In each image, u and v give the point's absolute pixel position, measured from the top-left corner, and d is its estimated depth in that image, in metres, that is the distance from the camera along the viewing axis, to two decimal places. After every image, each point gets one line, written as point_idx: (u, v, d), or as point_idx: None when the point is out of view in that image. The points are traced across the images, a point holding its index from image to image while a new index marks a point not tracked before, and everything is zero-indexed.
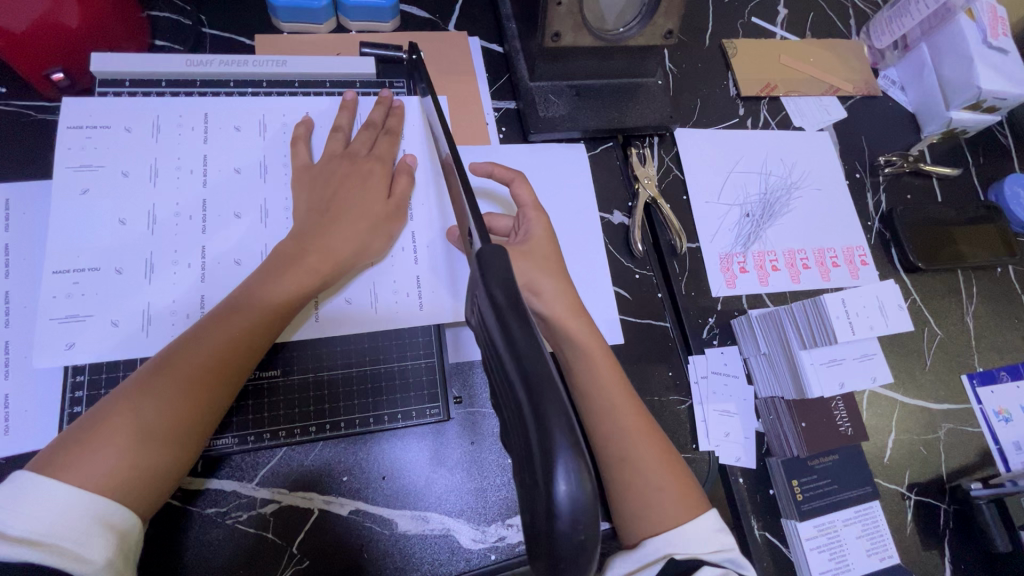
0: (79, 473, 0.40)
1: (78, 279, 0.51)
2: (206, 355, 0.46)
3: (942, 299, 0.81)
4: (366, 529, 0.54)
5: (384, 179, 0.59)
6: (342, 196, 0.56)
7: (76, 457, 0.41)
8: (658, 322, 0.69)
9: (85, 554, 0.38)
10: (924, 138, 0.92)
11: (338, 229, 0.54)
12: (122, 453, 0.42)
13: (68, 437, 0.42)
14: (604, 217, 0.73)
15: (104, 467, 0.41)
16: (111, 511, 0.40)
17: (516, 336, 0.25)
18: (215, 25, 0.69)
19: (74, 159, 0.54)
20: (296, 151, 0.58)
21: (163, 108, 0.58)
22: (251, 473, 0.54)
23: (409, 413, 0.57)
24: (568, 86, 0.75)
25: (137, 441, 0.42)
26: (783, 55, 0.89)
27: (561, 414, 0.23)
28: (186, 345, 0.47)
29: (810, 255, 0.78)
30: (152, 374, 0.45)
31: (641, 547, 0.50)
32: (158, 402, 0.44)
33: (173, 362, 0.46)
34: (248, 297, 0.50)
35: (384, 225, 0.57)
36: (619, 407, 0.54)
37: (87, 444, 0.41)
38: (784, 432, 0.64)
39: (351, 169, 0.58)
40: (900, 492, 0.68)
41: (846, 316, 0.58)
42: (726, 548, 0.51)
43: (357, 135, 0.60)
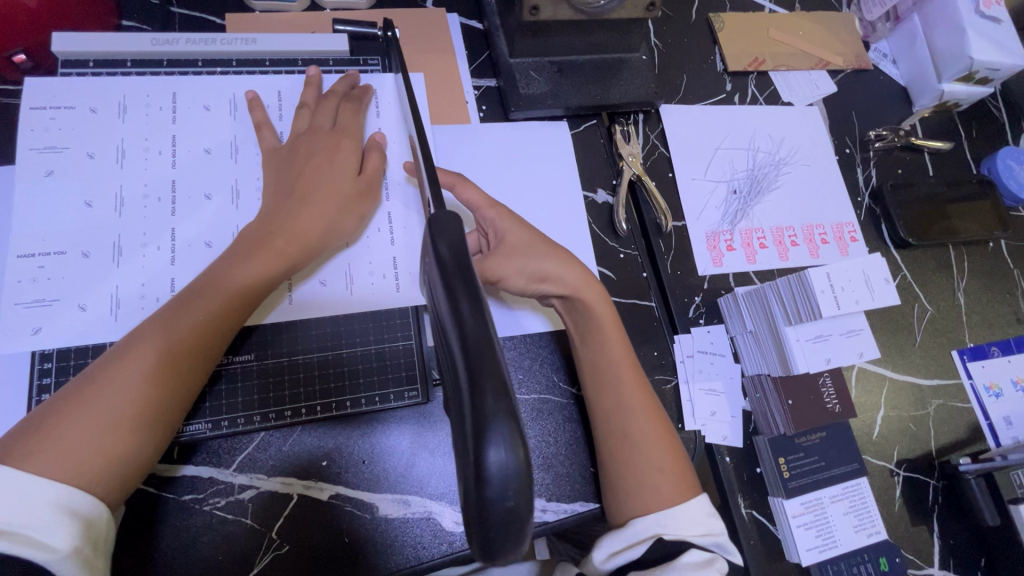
0: (43, 460, 0.39)
1: (45, 264, 0.50)
2: (173, 339, 0.45)
3: (932, 275, 0.80)
4: (346, 513, 0.54)
5: (356, 157, 0.57)
6: (312, 176, 0.54)
7: (38, 444, 0.40)
8: (643, 301, 0.68)
9: (51, 542, 0.37)
10: (916, 112, 0.90)
11: (308, 210, 0.53)
12: (88, 439, 0.41)
13: (29, 423, 0.41)
14: (588, 196, 0.72)
15: (69, 454, 0.40)
16: (76, 497, 0.40)
17: (460, 303, 0.25)
18: (183, 3, 0.67)
19: (38, 141, 0.53)
20: (264, 132, 0.57)
21: (129, 88, 0.56)
22: (228, 458, 0.53)
23: (387, 396, 0.56)
24: (549, 62, 0.73)
25: (103, 427, 0.41)
26: (771, 28, 0.87)
27: (497, 382, 0.23)
28: (151, 329, 0.46)
29: (798, 232, 0.77)
30: (114, 360, 0.44)
31: (630, 526, 0.50)
32: (123, 388, 0.43)
33: (138, 346, 0.44)
34: (216, 279, 0.49)
35: (356, 205, 0.56)
36: (626, 383, 0.56)
37: (50, 431, 0.40)
38: (770, 410, 0.63)
39: (320, 147, 0.56)
40: (888, 469, 0.68)
41: (831, 291, 0.57)
42: (716, 533, 0.52)
43: (327, 113, 0.58)
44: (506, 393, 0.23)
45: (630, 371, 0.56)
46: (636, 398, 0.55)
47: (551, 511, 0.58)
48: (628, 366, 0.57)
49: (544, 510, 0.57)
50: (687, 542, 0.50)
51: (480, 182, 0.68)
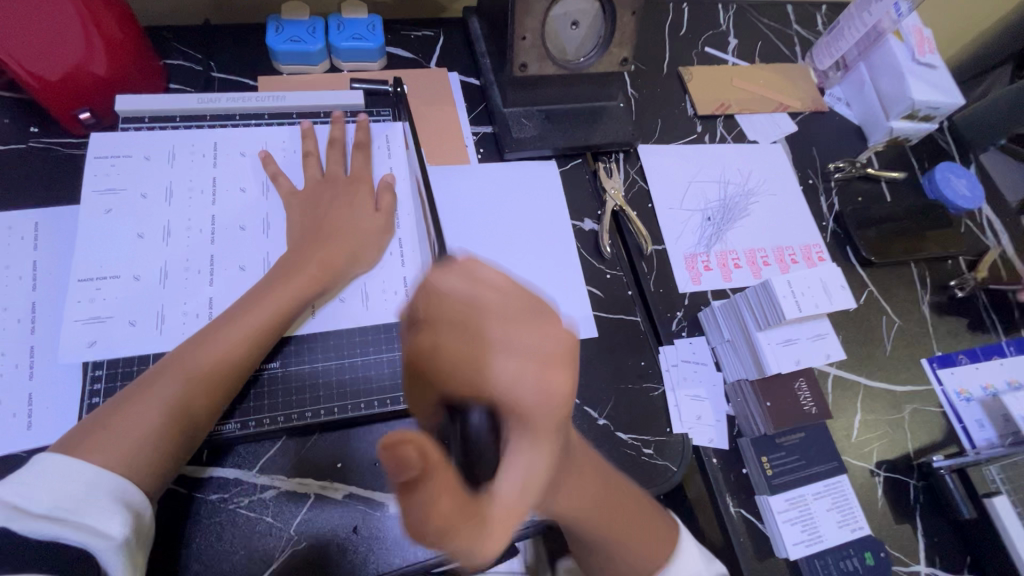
0: (101, 449, 0.46)
1: (102, 286, 0.57)
2: (215, 352, 0.52)
3: (898, 290, 0.87)
4: (358, 511, 0.58)
5: (368, 197, 0.66)
6: (335, 217, 0.63)
7: (98, 439, 0.47)
8: (629, 317, 0.74)
9: (104, 529, 0.43)
10: (870, 146, 1.00)
11: (334, 242, 0.61)
12: (135, 435, 0.47)
13: (92, 422, 0.48)
14: (576, 225, 0.80)
15: (119, 446, 0.46)
16: (126, 487, 0.45)
17: None
18: (222, 69, 0.78)
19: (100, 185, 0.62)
20: (280, 180, 0.65)
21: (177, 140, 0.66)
22: (252, 460, 0.58)
23: (397, 399, 0.61)
24: (538, 111, 0.83)
25: (153, 427, 0.48)
26: (735, 79, 0.99)
27: None
28: (196, 343, 0.52)
29: (769, 253, 0.85)
30: (171, 366, 0.51)
31: None
32: (168, 394, 0.49)
33: (185, 358, 0.51)
34: (254, 300, 0.56)
35: (371, 241, 0.63)
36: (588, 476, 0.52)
37: (107, 426, 0.47)
38: (751, 413, 0.69)
39: (336, 189, 0.65)
40: (868, 469, 0.72)
41: (793, 296, 0.64)
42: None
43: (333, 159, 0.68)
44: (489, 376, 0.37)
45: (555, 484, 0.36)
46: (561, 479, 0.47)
47: None
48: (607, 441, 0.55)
49: None
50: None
51: (479, 214, 0.76)
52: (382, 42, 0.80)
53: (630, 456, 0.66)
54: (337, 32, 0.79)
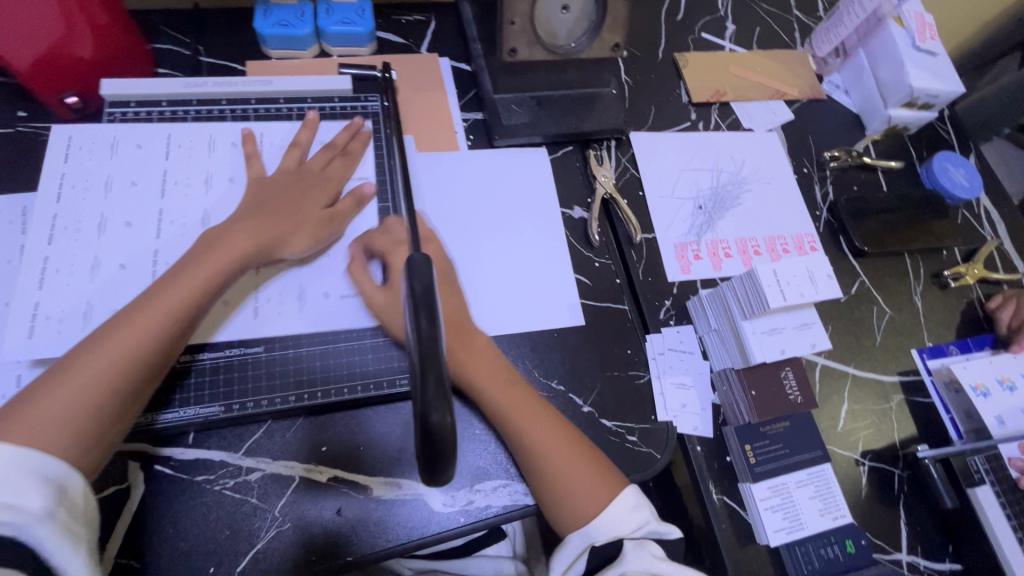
0: (19, 432, 0.46)
1: (75, 272, 0.59)
2: (137, 330, 0.52)
3: (890, 281, 0.86)
4: (342, 493, 0.59)
5: (347, 196, 0.66)
6: (288, 201, 0.63)
7: (18, 417, 0.46)
8: (617, 305, 0.74)
9: (22, 505, 0.43)
10: (868, 135, 0.98)
11: (270, 219, 0.60)
12: (57, 420, 0.47)
13: (18, 400, 0.48)
14: (565, 212, 0.79)
15: (42, 430, 0.46)
16: (48, 468, 0.45)
17: (421, 321, 0.33)
18: (211, 54, 0.78)
19: (77, 176, 0.63)
20: (252, 164, 0.66)
21: (153, 129, 0.66)
22: (238, 443, 0.59)
23: (379, 384, 0.62)
24: (529, 97, 0.83)
25: (67, 410, 0.48)
26: (731, 65, 0.97)
27: (436, 372, 0.31)
28: (110, 329, 0.52)
29: (760, 243, 0.84)
30: (83, 351, 0.51)
31: (568, 544, 0.58)
32: (87, 375, 0.49)
33: (107, 338, 0.51)
34: (162, 284, 0.55)
35: (319, 232, 0.63)
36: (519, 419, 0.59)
37: (20, 414, 0.47)
38: (736, 401, 0.69)
39: (313, 181, 0.65)
40: (853, 459, 0.72)
41: (778, 285, 0.63)
42: (647, 522, 0.59)
43: (321, 159, 0.68)
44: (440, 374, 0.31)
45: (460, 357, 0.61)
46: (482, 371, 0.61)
47: (531, 494, 0.62)
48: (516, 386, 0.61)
49: (526, 494, 0.62)
50: (620, 538, 0.58)
51: (467, 200, 0.76)
52: (372, 27, 0.79)
53: (614, 443, 0.66)
54: (325, 16, 0.78)
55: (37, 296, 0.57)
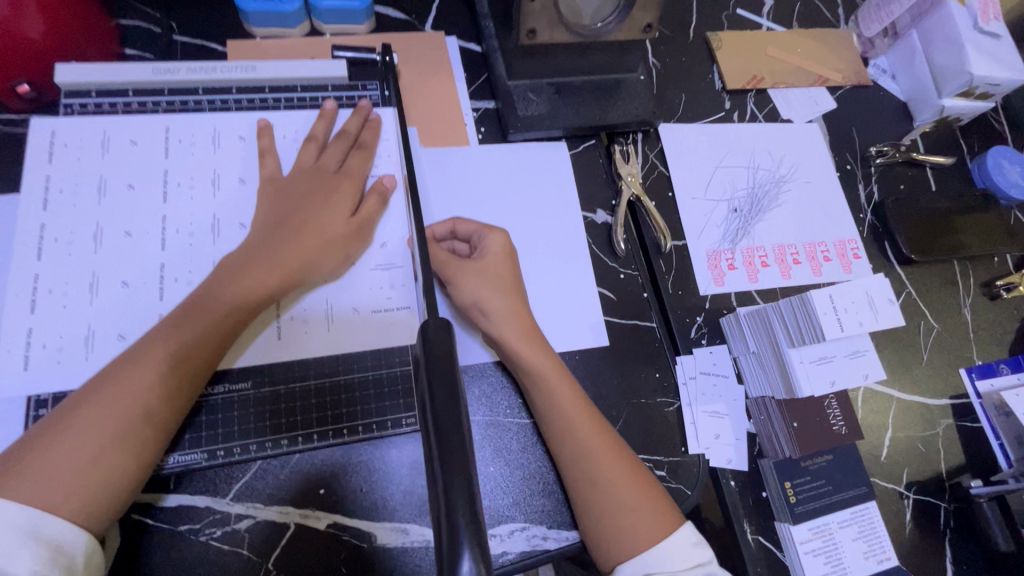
0: (29, 480, 0.39)
1: (71, 292, 0.51)
2: (148, 371, 0.45)
3: (938, 291, 0.79)
4: (344, 542, 0.53)
5: (353, 195, 0.57)
6: (302, 209, 0.55)
7: (14, 475, 0.39)
8: (645, 323, 0.67)
9: (10, 568, 0.37)
10: (917, 127, 0.90)
11: (299, 231, 0.53)
12: (70, 464, 0.41)
13: (10, 453, 0.41)
14: (587, 217, 0.71)
15: (52, 477, 0.40)
16: (51, 524, 0.39)
17: (438, 399, 0.27)
18: (185, 32, 0.68)
19: (65, 179, 0.54)
20: (266, 160, 0.58)
21: (115, 123, 0.57)
22: (225, 487, 0.52)
23: (384, 422, 0.55)
24: (547, 83, 0.73)
25: (91, 450, 0.41)
26: (769, 47, 0.87)
27: (465, 486, 0.24)
28: (113, 372, 0.45)
29: (800, 250, 0.76)
30: (103, 383, 0.44)
31: (615, 574, 0.50)
32: (111, 410, 0.43)
33: (116, 381, 0.44)
34: (196, 306, 0.49)
35: (342, 244, 0.55)
36: (569, 429, 0.55)
37: (32, 458, 0.40)
38: (775, 433, 0.62)
39: (316, 183, 0.56)
40: (897, 492, 0.67)
41: (834, 313, 0.56)
42: (706, 562, 0.52)
43: (334, 153, 0.59)
44: (473, 498, 0.24)
45: (516, 337, 0.57)
46: (542, 359, 0.57)
47: (552, 539, 0.56)
48: (573, 392, 0.56)
49: (546, 538, 0.56)
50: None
51: (478, 203, 0.68)
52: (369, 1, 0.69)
53: None
54: None
55: (31, 321, 0.50)
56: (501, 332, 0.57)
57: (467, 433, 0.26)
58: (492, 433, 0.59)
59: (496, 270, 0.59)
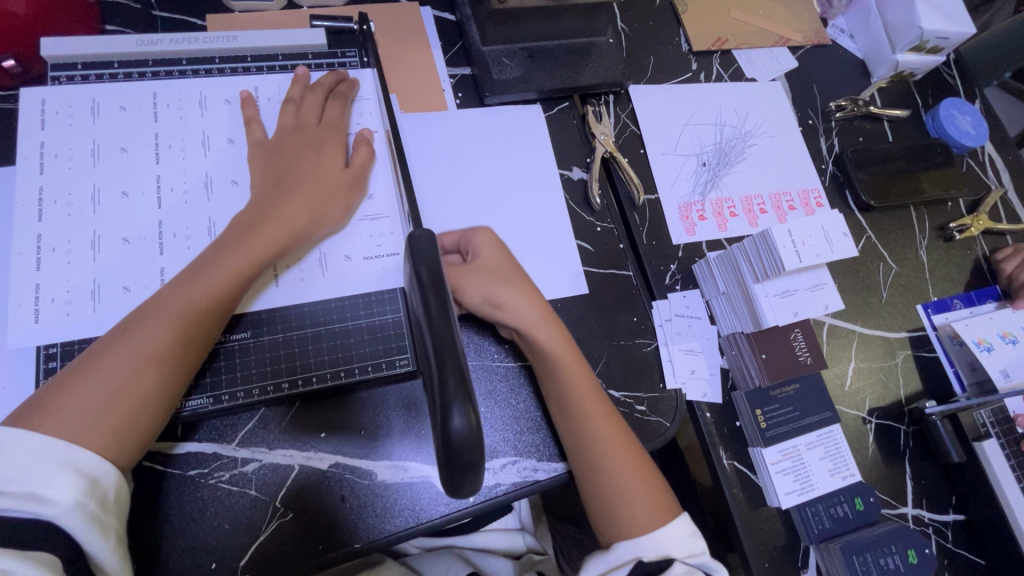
0: (57, 421, 0.42)
1: (74, 250, 0.53)
2: (164, 322, 0.47)
3: (896, 235, 0.84)
4: (345, 480, 0.56)
5: (340, 147, 0.60)
6: (295, 164, 0.57)
7: (47, 415, 0.42)
8: (621, 271, 0.71)
9: (52, 494, 0.40)
10: (874, 82, 0.94)
11: (298, 192, 0.55)
12: (95, 406, 0.43)
13: (40, 397, 0.44)
14: (564, 174, 0.75)
15: (79, 418, 0.43)
16: (83, 457, 0.42)
17: (431, 307, 0.33)
18: (164, 6, 0.70)
19: (59, 145, 0.56)
20: (252, 128, 0.60)
21: (103, 91, 0.59)
22: (231, 434, 0.56)
23: (378, 365, 0.58)
24: (520, 49, 0.76)
25: (114, 394, 0.44)
26: (733, 9, 0.91)
27: (455, 362, 0.31)
28: (132, 324, 0.47)
29: (766, 200, 0.81)
30: (119, 335, 0.47)
31: (613, 550, 0.54)
32: (132, 357, 0.45)
33: (133, 329, 0.47)
34: (206, 262, 0.51)
35: (342, 197, 0.58)
36: (577, 405, 0.58)
37: (57, 404, 0.43)
38: (746, 366, 0.67)
39: (304, 139, 0.59)
40: (860, 417, 0.72)
41: (793, 245, 0.61)
42: (700, 554, 0.55)
43: (312, 103, 0.61)
44: (461, 367, 0.31)
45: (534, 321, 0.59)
46: (557, 339, 0.59)
47: (542, 470, 0.60)
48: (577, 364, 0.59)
49: (536, 470, 0.60)
50: (671, 559, 0.54)
51: (459, 164, 0.71)
52: None
53: (623, 414, 0.64)
54: None
55: (37, 277, 0.52)
56: (523, 319, 0.58)
57: (455, 326, 0.33)
58: (482, 376, 0.63)
59: (500, 266, 0.60)
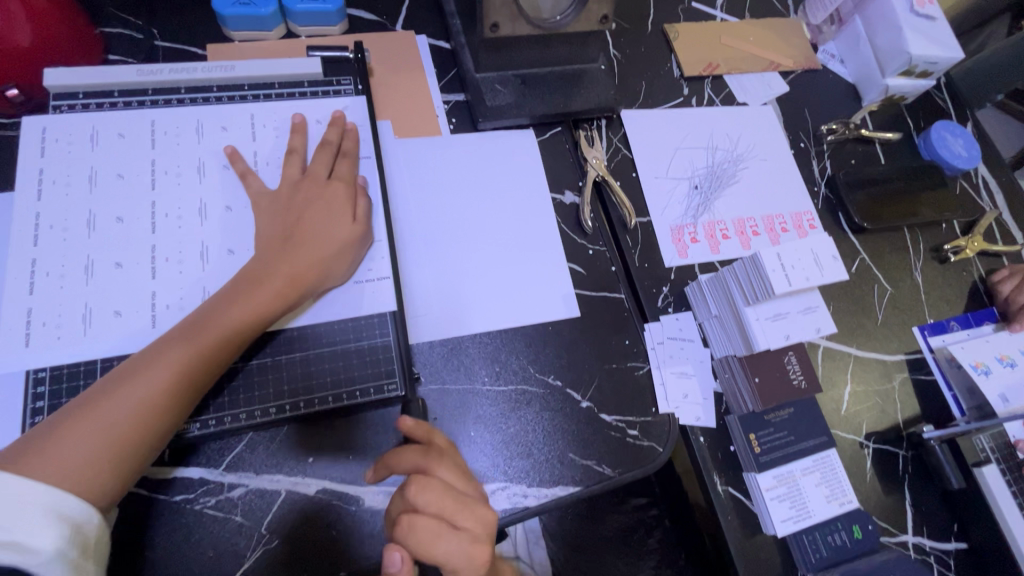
0: (42, 464, 0.42)
1: (67, 275, 0.54)
2: (160, 371, 0.48)
3: (890, 257, 0.84)
4: (332, 506, 0.56)
5: (348, 201, 0.60)
6: (306, 220, 0.57)
7: (34, 456, 0.43)
8: (613, 294, 0.71)
9: (33, 544, 0.39)
10: (865, 106, 0.95)
11: (306, 249, 0.56)
12: (83, 451, 0.44)
13: (34, 435, 0.44)
14: (556, 198, 0.75)
15: (63, 462, 0.43)
16: (65, 503, 0.42)
17: None
18: (166, 36, 0.72)
19: (58, 172, 0.57)
20: (249, 180, 0.60)
21: (102, 119, 0.60)
22: (217, 458, 0.55)
23: (366, 390, 0.58)
24: (513, 75, 0.78)
25: (100, 442, 0.44)
26: (724, 36, 0.93)
27: None
28: (129, 369, 0.48)
29: (758, 223, 0.81)
30: (117, 378, 0.47)
31: None
32: (123, 406, 0.46)
33: (132, 375, 0.47)
34: (213, 312, 0.51)
35: (348, 252, 0.58)
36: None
37: (45, 446, 0.43)
38: (739, 389, 0.66)
39: (316, 192, 0.59)
40: (858, 442, 0.71)
41: (782, 269, 0.61)
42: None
43: (321, 162, 0.61)
44: None
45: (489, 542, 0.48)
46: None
47: (532, 496, 0.60)
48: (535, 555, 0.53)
49: (526, 496, 0.59)
50: None
51: (451, 187, 0.72)
52: (342, 3, 0.74)
53: (614, 438, 0.64)
54: None
55: (30, 301, 0.53)
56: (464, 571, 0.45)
57: None
58: (471, 401, 0.63)
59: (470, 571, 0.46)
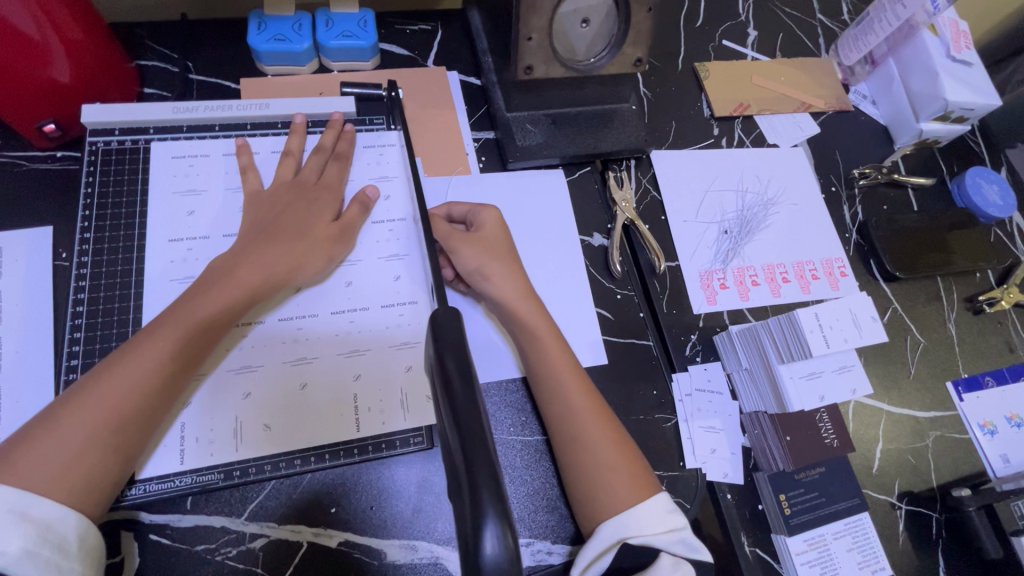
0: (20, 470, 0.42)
1: None
2: (152, 352, 0.48)
3: (923, 307, 0.82)
4: (355, 560, 0.55)
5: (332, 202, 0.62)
6: (283, 216, 0.58)
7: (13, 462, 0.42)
8: (641, 341, 0.70)
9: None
10: (898, 149, 0.93)
11: (274, 241, 0.56)
12: (55, 453, 0.43)
13: (29, 427, 0.45)
14: (584, 240, 0.75)
15: (44, 463, 0.43)
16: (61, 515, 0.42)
17: (457, 392, 0.32)
18: (200, 70, 0.72)
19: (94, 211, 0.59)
20: (248, 176, 0.62)
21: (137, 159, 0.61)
22: (240, 506, 0.54)
23: (392, 441, 0.57)
24: (544, 114, 0.77)
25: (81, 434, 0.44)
26: (755, 75, 0.92)
27: (486, 463, 0.29)
28: (119, 355, 0.48)
29: (789, 269, 0.80)
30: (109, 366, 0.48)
31: (597, 534, 0.54)
32: (85, 406, 0.45)
33: (116, 363, 0.48)
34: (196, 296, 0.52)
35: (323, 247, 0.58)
36: (571, 411, 0.58)
37: (39, 440, 0.44)
38: (769, 447, 0.65)
39: (298, 195, 0.60)
40: (890, 503, 0.69)
41: (819, 329, 0.61)
42: (680, 529, 0.55)
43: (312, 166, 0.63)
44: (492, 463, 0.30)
45: (517, 297, 0.61)
46: (587, 405, 0.58)
47: (557, 553, 0.58)
48: (583, 398, 0.58)
49: (550, 553, 0.58)
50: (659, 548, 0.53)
51: None
52: (376, 40, 0.74)
53: None
54: (325, 29, 0.72)
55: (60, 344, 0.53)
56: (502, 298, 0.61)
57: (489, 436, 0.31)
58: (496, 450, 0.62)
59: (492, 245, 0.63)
